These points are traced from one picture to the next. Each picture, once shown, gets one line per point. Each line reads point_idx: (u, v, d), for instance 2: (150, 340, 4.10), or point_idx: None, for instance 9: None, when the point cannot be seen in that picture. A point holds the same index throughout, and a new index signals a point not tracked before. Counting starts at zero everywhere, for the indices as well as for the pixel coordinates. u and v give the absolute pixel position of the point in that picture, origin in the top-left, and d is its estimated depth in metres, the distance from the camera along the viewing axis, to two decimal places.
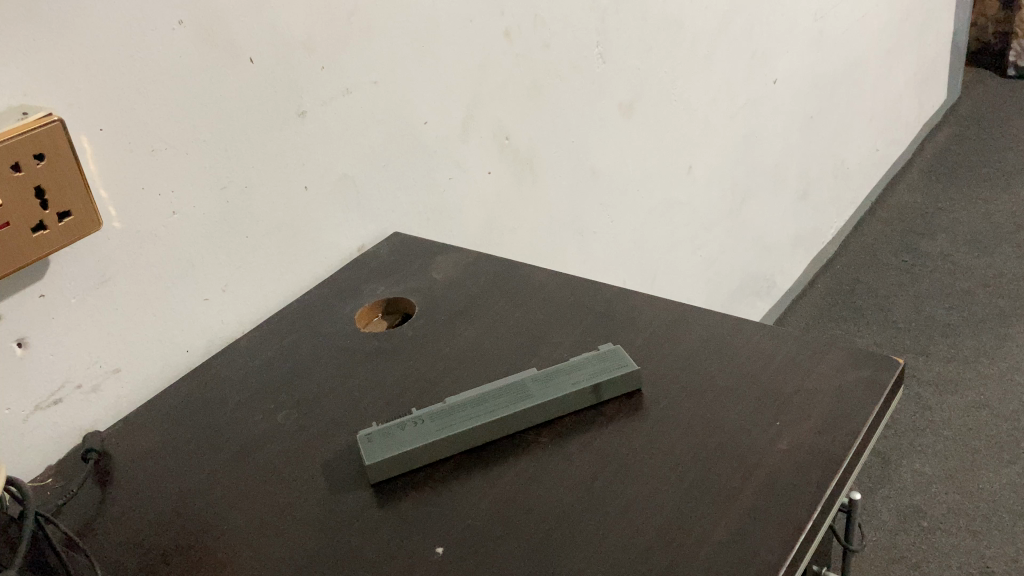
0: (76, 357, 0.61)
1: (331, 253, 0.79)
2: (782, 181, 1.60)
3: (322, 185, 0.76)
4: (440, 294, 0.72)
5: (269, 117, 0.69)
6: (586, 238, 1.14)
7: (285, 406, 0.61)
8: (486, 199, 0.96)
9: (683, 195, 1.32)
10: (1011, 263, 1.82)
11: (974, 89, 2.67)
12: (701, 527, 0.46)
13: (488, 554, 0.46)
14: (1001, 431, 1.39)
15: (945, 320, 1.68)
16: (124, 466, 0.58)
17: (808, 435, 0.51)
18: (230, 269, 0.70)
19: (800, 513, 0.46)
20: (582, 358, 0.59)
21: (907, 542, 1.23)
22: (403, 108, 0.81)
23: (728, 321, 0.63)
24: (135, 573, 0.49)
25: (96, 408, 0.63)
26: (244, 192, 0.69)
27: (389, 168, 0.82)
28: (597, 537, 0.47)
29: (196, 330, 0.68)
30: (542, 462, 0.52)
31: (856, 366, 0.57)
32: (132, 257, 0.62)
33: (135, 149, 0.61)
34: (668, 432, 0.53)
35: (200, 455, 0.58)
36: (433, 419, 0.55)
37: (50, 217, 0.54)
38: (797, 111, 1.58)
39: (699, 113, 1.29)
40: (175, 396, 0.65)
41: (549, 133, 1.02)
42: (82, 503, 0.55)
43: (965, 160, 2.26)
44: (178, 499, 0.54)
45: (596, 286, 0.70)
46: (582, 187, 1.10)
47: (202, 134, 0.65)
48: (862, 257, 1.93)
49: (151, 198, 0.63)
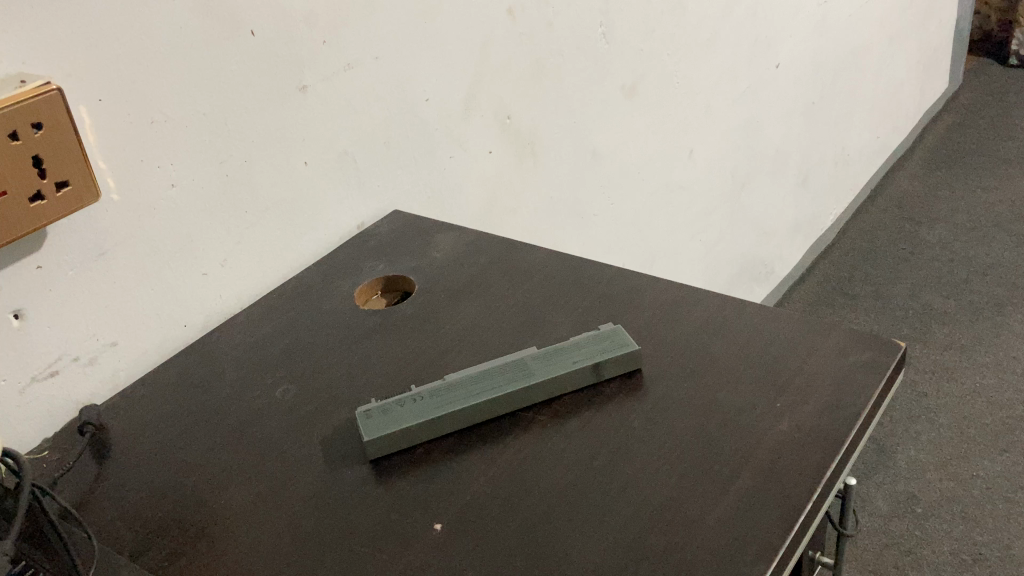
0: (73, 330, 0.60)
1: (331, 230, 0.78)
2: (783, 166, 1.60)
3: (322, 161, 0.75)
4: (441, 272, 0.72)
5: (270, 91, 0.69)
6: (586, 221, 1.14)
7: (284, 381, 0.61)
8: (487, 178, 0.95)
9: (684, 179, 1.31)
10: (1009, 252, 1.82)
11: (975, 78, 2.66)
12: (700, 507, 0.46)
13: (487, 531, 0.46)
14: (996, 420, 1.39)
15: (942, 308, 1.68)
16: (121, 439, 0.58)
17: (809, 416, 0.51)
18: (230, 244, 0.69)
19: (800, 494, 0.46)
20: (583, 337, 0.59)
21: (901, 528, 1.23)
22: (405, 85, 0.81)
23: (729, 303, 0.63)
24: (132, 545, 0.49)
25: (93, 382, 0.62)
26: (243, 167, 0.69)
27: (390, 146, 0.82)
28: (598, 515, 0.47)
29: (195, 305, 0.68)
30: (542, 440, 0.52)
31: (858, 349, 0.57)
32: (131, 229, 0.62)
33: (134, 121, 0.60)
34: (668, 412, 0.53)
35: (198, 430, 0.58)
36: (432, 396, 0.55)
37: (48, 187, 0.54)
38: (799, 96, 1.57)
39: (701, 96, 1.28)
40: (173, 370, 0.65)
41: (551, 114, 1.01)
42: (78, 476, 0.55)
43: (966, 149, 2.26)
44: (176, 473, 0.54)
45: (597, 266, 0.70)
46: (583, 169, 1.09)
47: (202, 106, 0.64)
48: (861, 244, 1.93)
49: (150, 170, 0.62)
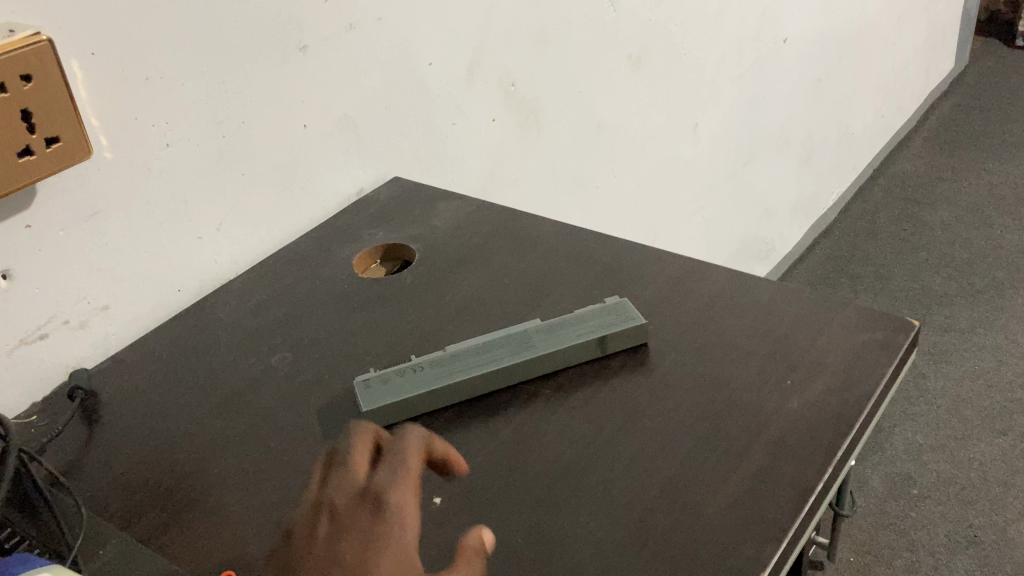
0: (63, 292, 0.59)
1: (330, 196, 0.77)
2: (787, 143, 1.58)
3: (322, 124, 0.73)
4: (442, 241, 0.70)
5: (269, 52, 0.66)
6: (589, 194, 1.12)
7: (279, 348, 0.59)
8: (490, 146, 0.93)
9: (688, 153, 1.30)
10: (1010, 234, 1.81)
11: (979, 58, 2.63)
12: (708, 486, 0.45)
13: (487, 506, 0.45)
14: (995, 402, 1.39)
15: (942, 290, 1.67)
16: (113, 404, 0.56)
17: (820, 395, 0.50)
18: (225, 208, 0.68)
19: (811, 473, 0.45)
20: (587, 311, 0.57)
21: (896, 509, 1.23)
22: (409, 48, 0.79)
23: (737, 278, 0.61)
24: (121, 514, 0.47)
25: (83, 346, 0.61)
26: (241, 128, 0.67)
27: (393, 111, 0.80)
28: (602, 491, 0.45)
29: (188, 269, 0.66)
30: (544, 414, 0.51)
31: (870, 327, 0.55)
32: (124, 189, 0.60)
33: (128, 77, 0.58)
34: (675, 388, 0.52)
35: (190, 398, 0.56)
36: (433, 367, 0.53)
37: (37, 142, 0.52)
38: (805, 72, 1.55)
39: (708, 70, 1.26)
40: (166, 335, 0.63)
41: (556, 83, 0.99)
42: (67, 441, 0.53)
43: (969, 130, 2.24)
44: (167, 442, 0.52)
45: (602, 237, 0.68)
46: (587, 140, 1.08)
47: (198, 64, 0.62)
48: (862, 223, 1.92)
49: (145, 129, 0.60)
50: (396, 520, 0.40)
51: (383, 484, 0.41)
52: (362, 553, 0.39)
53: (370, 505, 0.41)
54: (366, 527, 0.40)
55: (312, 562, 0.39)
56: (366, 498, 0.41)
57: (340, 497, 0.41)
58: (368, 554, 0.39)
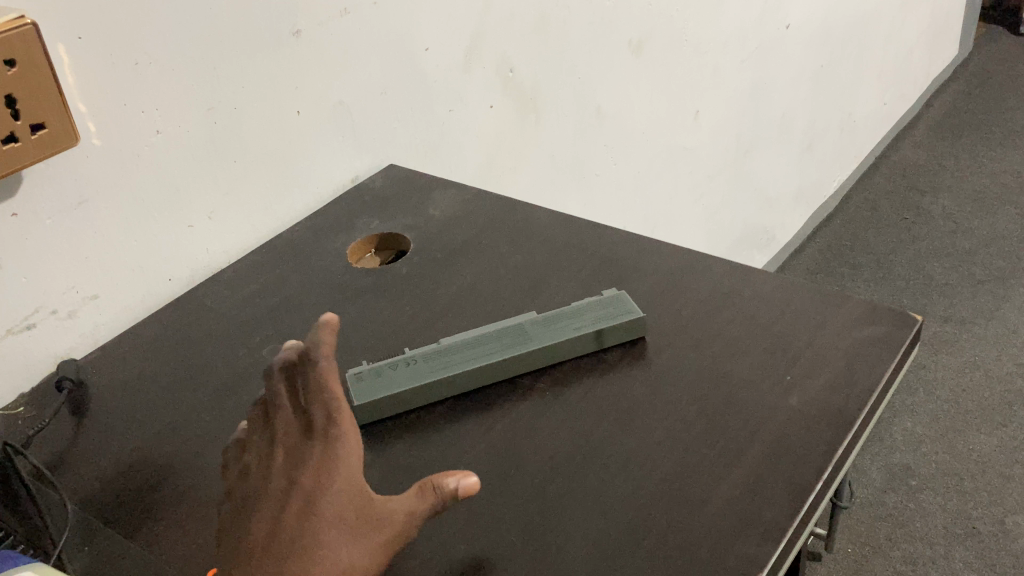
0: (51, 282, 0.58)
1: (324, 184, 0.76)
2: (788, 132, 1.57)
3: (317, 111, 0.72)
4: (438, 231, 0.69)
5: (263, 37, 0.65)
6: (588, 182, 1.11)
7: (271, 340, 0.59)
8: (488, 134, 0.92)
9: (689, 141, 1.28)
10: (1013, 224, 1.79)
11: (983, 45, 2.61)
12: (705, 484, 0.44)
13: (480, 502, 0.45)
14: (995, 393, 1.38)
15: (943, 279, 1.66)
16: (102, 396, 0.56)
17: (820, 391, 0.49)
18: (217, 195, 0.66)
19: (810, 471, 0.44)
20: (584, 304, 0.56)
21: (894, 500, 1.23)
22: (405, 33, 0.77)
23: (737, 271, 0.60)
24: (108, 509, 0.47)
25: (72, 337, 0.60)
26: (234, 115, 0.65)
27: (389, 98, 0.78)
28: (597, 488, 0.45)
29: (180, 258, 0.65)
30: (539, 409, 0.50)
31: (872, 321, 0.54)
32: (114, 176, 0.59)
33: (117, 63, 0.57)
34: (673, 383, 0.51)
35: (180, 390, 0.55)
36: (427, 360, 0.52)
37: (22, 129, 0.51)
38: (808, 59, 1.53)
39: (709, 56, 1.24)
40: (157, 326, 0.62)
41: (556, 69, 0.97)
42: (54, 434, 0.53)
43: (973, 118, 2.22)
44: (156, 435, 0.52)
45: (600, 228, 0.67)
46: (586, 128, 1.06)
47: (189, 49, 0.61)
48: (863, 211, 1.91)
49: (134, 115, 0.59)
50: (346, 448, 0.41)
51: (327, 413, 0.42)
52: (317, 480, 0.40)
53: (318, 435, 0.42)
54: (318, 458, 0.41)
55: (266, 496, 0.40)
56: (313, 430, 0.42)
57: (286, 427, 0.42)
58: (323, 482, 0.40)
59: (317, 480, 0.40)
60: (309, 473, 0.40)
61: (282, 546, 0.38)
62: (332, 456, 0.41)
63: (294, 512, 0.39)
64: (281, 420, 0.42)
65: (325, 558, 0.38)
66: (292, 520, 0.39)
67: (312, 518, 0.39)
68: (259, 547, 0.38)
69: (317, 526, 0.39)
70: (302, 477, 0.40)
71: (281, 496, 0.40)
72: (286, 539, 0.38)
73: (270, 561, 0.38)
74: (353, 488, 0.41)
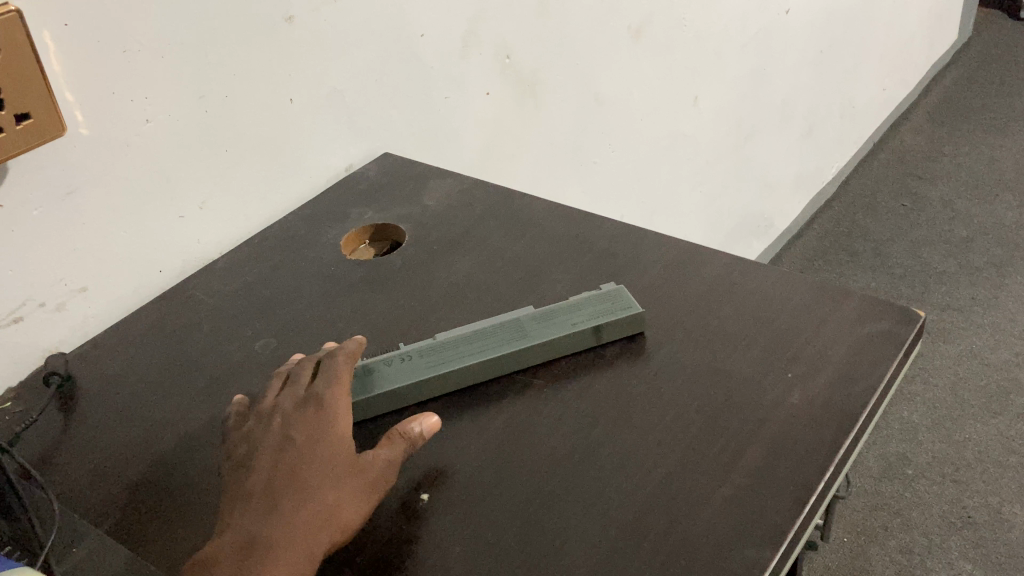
0: (39, 274, 0.56)
1: (318, 172, 0.74)
2: (788, 118, 1.55)
3: (310, 99, 0.71)
4: (433, 222, 0.68)
5: (255, 23, 0.64)
6: (587, 169, 1.10)
7: (264, 333, 0.58)
8: (485, 121, 0.91)
9: (688, 127, 1.27)
10: (1011, 211, 1.79)
11: (983, 30, 2.60)
12: (705, 484, 0.43)
13: (473, 502, 0.44)
14: (992, 381, 1.38)
15: (941, 266, 1.65)
16: (92, 391, 0.55)
17: (822, 388, 0.48)
18: (209, 185, 0.65)
19: (813, 470, 0.43)
20: (582, 298, 0.55)
21: (891, 489, 1.22)
22: (401, 19, 0.76)
23: (737, 264, 0.59)
24: (97, 508, 0.46)
25: (62, 329, 0.59)
26: (225, 102, 0.64)
27: (384, 85, 0.77)
28: (596, 488, 0.44)
29: (171, 249, 0.64)
30: (536, 406, 0.49)
31: (874, 317, 0.53)
32: (103, 166, 0.58)
33: (105, 50, 0.55)
34: (671, 380, 0.50)
35: (170, 385, 0.54)
36: (423, 355, 0.52)
37: (8, 119, 0.49)
38: (808, 44, 1.52)
39: (709, 41, 1.23)
40: (148, 318, 0.61)
41: (554, 54, 0.96)
42: (43, 431, 0.52)
43: (972, 103, 2.21)
44: (146, 432, 0.51)
45: (599, 219, 0.66)
46: (585, 115, 1.05)
47: (180, 35, 0.59)
48: (862, 198, 1.90)
49: (124, 103, 0.58)
50: (336, 410, 0.45)
51: (325, 381, 0.47)
52: (308, 434, 0.44)
53: (313, 400, 0.46)
54: (310, 417, 0.45)
55: (263, 452, 0.44)
56: (309, 397, 0.46)
57: (288, 394, 0.47)
58: (313, 437, 0.44)
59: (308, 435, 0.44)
60: (300, 428, 0.44)
61: (274, 493, 0.41)
62: (322, 418, 0.44)
63: (285, 465, 0.42)
64: (286, 391, 0.47)
65: (308, 503, 0.41)
66: (282, 472, 0.42)
67: (299, 468, 0.42)
68: (252, 496, 0.42)
69: (305, 473, 0.42)
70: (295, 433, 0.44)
71: (275, 448, 0.43)
72: (274, 488, 0.42)
73: (258, 505, 0.41)
74: (340, 441, 0.44)
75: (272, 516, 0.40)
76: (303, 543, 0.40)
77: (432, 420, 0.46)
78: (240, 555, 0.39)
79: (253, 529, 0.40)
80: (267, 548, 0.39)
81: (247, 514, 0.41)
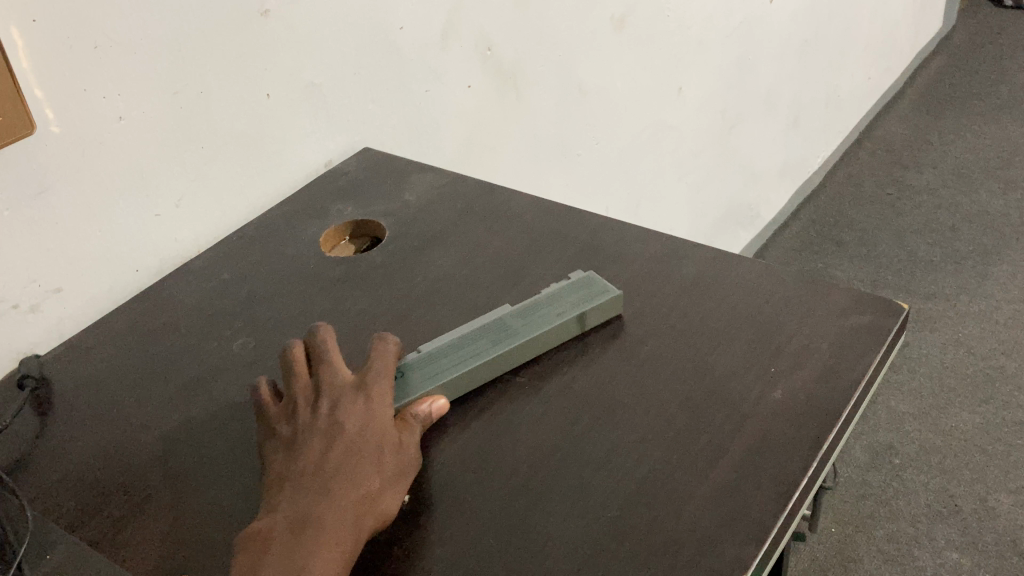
0: (12, 274, 0.56)
1: (297, 168, 0.73)
2: (773, 107, 1.55)
3: (287, 93, 0.70)
4: (414, 218, 0.67)
5: (229, 16, 0.63)
6: (571, 161, 1.09)
7: (242, 333, 0.57)
8: (466, 114, 0.90)
9: (672, 118, 1.26)
10: (996, 199, 1.79)
11: (968, 18, 2.60)
12: (687, 481, 0.43)
13: (454, 503, 0.43)
14: (977, 369, 1.38)
15: (927, 255, 1.66)
16: (66, 395, 0.54)
17: (805, 383, 0.48)
18: (186, 182, 0.64)
19: (796, 466, 0.43)
20: (555, 290, 0.55)
21: (878, 478, 1.23)
22: (379, 11, 0.75)
23: (720, 258, 0.59)
24: (71, 513, 0.45)
25: (36, 331, 0.58)
26: (200, 98, 0.63)
27: (363, 79, 0.76)
28: (577, 486, 0.43)
29: (147, 248, 0.63)
30: (517, 404, 0.49)
31: (858, 310, 0.53)
32: (75, 164, 0.57)
33: (74, 46, 0.54)
34: (653, 377, 0.49)
35: (146, 387, 0.53)
36: (418, 369, 0.50)
37: None
38: (793, 33, 1.51)
39: (693, 30, 1.22)
40: (124, 318, 0.60)
41: (536, 44, 0.95)
42: (17, 434, 0.51)
43: (957, 91, 2.21)
44: (121, 435, 0.50)
45: (581, 213, 0.65)
46: (568, 106, 1.04)
47: (152, 29, 0.58)
48: (847, 188, 1.90)
49: (96, 100, 0.57)
50: (385, 403, 0.46)
51: (373, 373, 0.47)
52: (360, 422, 0.44)
53: (363, 390, 0.46)
54: (361, 406, 0.45)
55: (314, 433, 0.44)
56: (358, 387, 0.47)
57: (333, 379, 0.47)
58: (364, 424, 0.44)
59: (359, 422, 0.44)
60: (353, 415, 0.45)
61: (329, 474, 0.42)
62: (373, 407, 0.45)
63: (339, 448, 0.43)
64: (328, 373, 0.47)
65: (362, 484, 0.42)
66: (336, 454, 0.43)
67: (352, 453, 0.43)
68: (305, 475, 0.42)
69: (358, 459, 0.43)
70: (347, 419, 0.44)
71: (327, 432, 0.44)
72: (328, 468, 0.42)
73: (313, 485, 0.41)
74: (388, 430, 0.45)
75: (328, 494, 0.41)
76: (357, 520, 0.40)
77: (443, 401, 0.47)
78: (297, 531, 0.39)
79: (308, 507, 0.40)
80: (324, 523, 0.39)
81: (301, 493, 0.41)
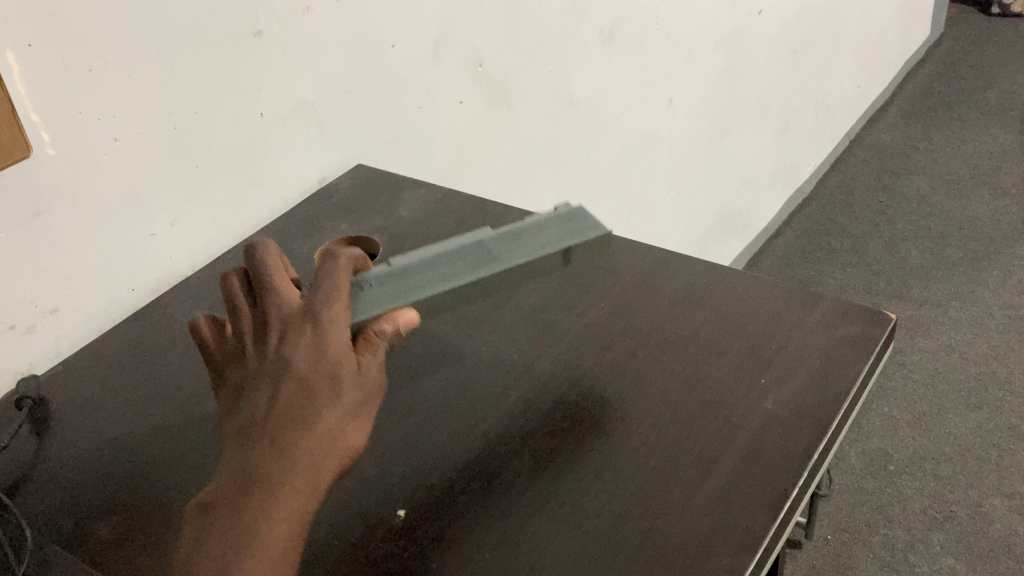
0: (8, 296, 0.56)
1: (290, 185, 0.74)
2: (763, 115, 1.56)
3: (280, 111, 0.70)
4: (407, 233, 0.68)
5: (222, 37, 0.63)
6: (562, 172, 1.10)
7: None
8: (457, 127, 0.91)
9: (662, 128, 1.27)
10: (986, 205, 1.80)
11: (956, 25, 2.62)
12: (680, 491, 0.43)
13: (449, 518, 0.44)
14: (970, 375, 1.39)
15: (918, 262, 1.67)
16: (64, 415, 0.54)
17: (796, 393, 0.49)
18: (180, 201, 0.65)
19: (787, 476, 0.43)
20: (538, 220, 0.54)
21: (873, 485, 1.23)
22: (369, 28, 0.75)
23: (710, 270, 0.59)
24: (69, 532, 0.46)
25: (33, 351, 0.59)
26: (194, 117, 0.64)
27: (354, 95, 0.77)
28: (571, 499, 0.44)
29: (143, 266, 0.64)
30: (511, 418, 0.49)
31: (847, 320, 0.54)
32: (71, 186, 0.57)
33: (70, 70, 0.55)
34: (646, 389, 0.50)
35: (143, 405, 0.54)
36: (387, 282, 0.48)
37: None
38: (782, 41, 1.52)
39: (682, 41, 1.23)
40: (121, 337, 0.61)
41: (527, 57, 0.96)
42: (15, 454, 0.51)
43: (946, 98, 2.23)
44: (119, 453, 0.50)
45: None
46: (558, 118, 1.05)
47: (147, 51, 0.59)
48: (838, 195, 1.91)
49: (91, 123, 0.57)
50: (336, 325, 0.42)
51: (321, 293, 0.43)
52: (307, 355, 0.41)
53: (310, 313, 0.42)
54: (309, 335, 0.41)
55: (261, 373, 0.41)
56: (305, 309, 0.42)
57: (281, 304, 0.43)
58: (313, 356, 0.41)
59: (307, 353, 0.41)
60: (300, 347, 0.41)
61: (275, 420, 0.39)
62: (321, 333, 0.41)
63: (287, 388, 0.40)
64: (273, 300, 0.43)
65: (313, 430, 0.39)
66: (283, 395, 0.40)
67: (299, 393, 0.40)
68: (253, 424, 0.40)
69: (306, 400, 0.40)
70: (294, 352, 0.41)
71: (273, 372, 0.41)
72: (275, 414, 0.39)
73: (260, 436, 0.39)
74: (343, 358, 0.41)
75: (276, 446, 0.39)
76: (311, 472, 0.38)
77: (411, 312, 0.45)
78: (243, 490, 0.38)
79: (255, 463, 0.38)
80: (273, 483, 0.38)
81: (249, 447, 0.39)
